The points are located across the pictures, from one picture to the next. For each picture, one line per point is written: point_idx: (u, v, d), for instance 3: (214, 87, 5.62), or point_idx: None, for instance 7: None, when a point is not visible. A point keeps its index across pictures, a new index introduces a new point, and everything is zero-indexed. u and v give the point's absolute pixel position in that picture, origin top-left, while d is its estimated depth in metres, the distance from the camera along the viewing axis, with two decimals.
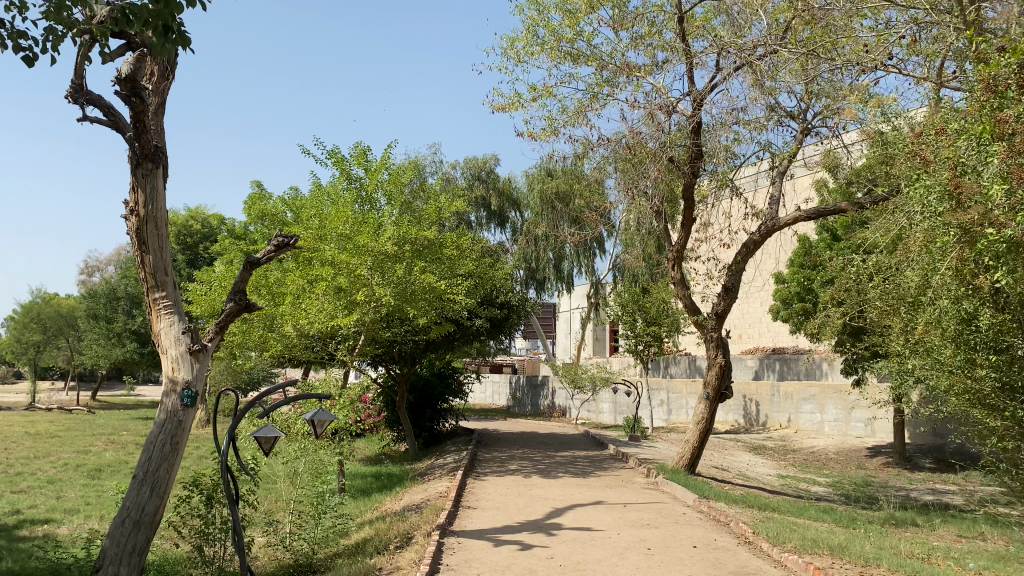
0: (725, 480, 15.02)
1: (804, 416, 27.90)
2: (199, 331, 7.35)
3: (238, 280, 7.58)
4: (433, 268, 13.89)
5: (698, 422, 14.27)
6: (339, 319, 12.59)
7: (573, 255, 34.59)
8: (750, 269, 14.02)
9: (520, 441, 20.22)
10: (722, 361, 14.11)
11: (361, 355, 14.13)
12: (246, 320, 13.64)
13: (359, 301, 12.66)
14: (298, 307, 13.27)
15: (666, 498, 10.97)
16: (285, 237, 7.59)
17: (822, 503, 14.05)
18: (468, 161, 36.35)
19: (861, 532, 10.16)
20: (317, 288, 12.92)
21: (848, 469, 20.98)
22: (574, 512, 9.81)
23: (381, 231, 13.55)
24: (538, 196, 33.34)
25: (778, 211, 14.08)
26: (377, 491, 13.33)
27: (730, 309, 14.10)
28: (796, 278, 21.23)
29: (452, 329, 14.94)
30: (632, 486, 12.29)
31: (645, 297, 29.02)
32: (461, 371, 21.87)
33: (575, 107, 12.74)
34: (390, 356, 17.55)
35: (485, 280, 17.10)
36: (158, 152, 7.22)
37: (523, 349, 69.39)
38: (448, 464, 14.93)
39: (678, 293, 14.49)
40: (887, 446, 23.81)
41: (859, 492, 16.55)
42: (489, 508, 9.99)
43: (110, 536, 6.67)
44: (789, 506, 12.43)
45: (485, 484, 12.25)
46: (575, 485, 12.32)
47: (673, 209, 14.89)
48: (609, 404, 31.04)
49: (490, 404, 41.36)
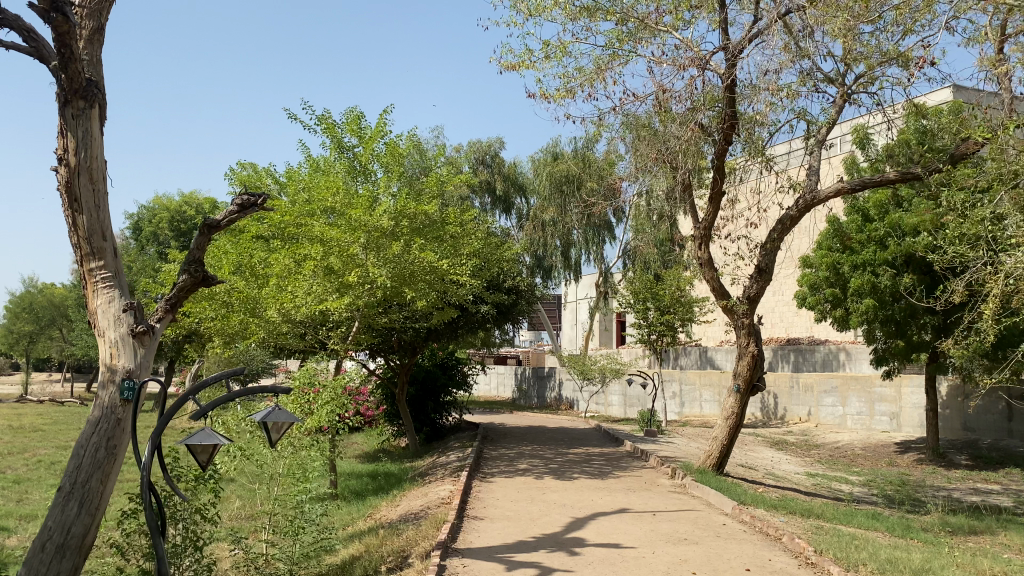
0: (755, 480, 13.66)
1: (825, 409, 26.52)
2: (145, 309, 5.99)
3: (193, 248, 6.22)
4: (433, 247, 12.52)
5: (728, 417, 12.91)
6: (328, 302, 11.16)
7: (581, 241, 33.17)
8: (785, 247, 12.65)
9: (528, 436, 18.93)
10: (755, 351, 12.77)
11: (356, 344, 12.76)
12: (222, 303, 12.08)
13: (352, 283, 11.25)
14: (283, 290, 11.73)
15: (700, 506, 9.63)
16: (256, 196, 6.25)
17: (866, 506, 12.69)
18: (473, 145, 34.95)
19: (928, 546, 8.81)
20: (305, 268, 11.51)
21: (879, 466, 19.62)
22: (598, 524, 8.45)
23: (378, 205, 12.16)
24: (546, 180, 32.06)
25: (817, 182, 12.65)
26: (373, 495, 11.97)
27: (762, 292, 12.76)
28: (825, 262, 19.79)
29: (456, 314, 13.60)
30: (657, 490, 10.94)
31: (658, 284, 27.63)
32: (465, 362, 20.54)
33: (593, 65, 11.25)
34: (389, 345, 16.23)
35: (491, 262, 15.69)
36: (93, 87, 5.88)
37: (527, 341, 67.97)
38: (451, 463, 13.59)
39: (705, 274, 13.06)
40: (917, 441, 22.46)
41: (899, 493, 15.17)
42: (500, 519, 8.65)
43: (27, 563, 5.32)
44: (833, 513, 11.07)
45: (493, 487, 10.91)
46: (593, 488, 11.00)
47: (700, 184, 13.44)
48: (618, 397, 29.62)
49: (494, 396, 40.02)
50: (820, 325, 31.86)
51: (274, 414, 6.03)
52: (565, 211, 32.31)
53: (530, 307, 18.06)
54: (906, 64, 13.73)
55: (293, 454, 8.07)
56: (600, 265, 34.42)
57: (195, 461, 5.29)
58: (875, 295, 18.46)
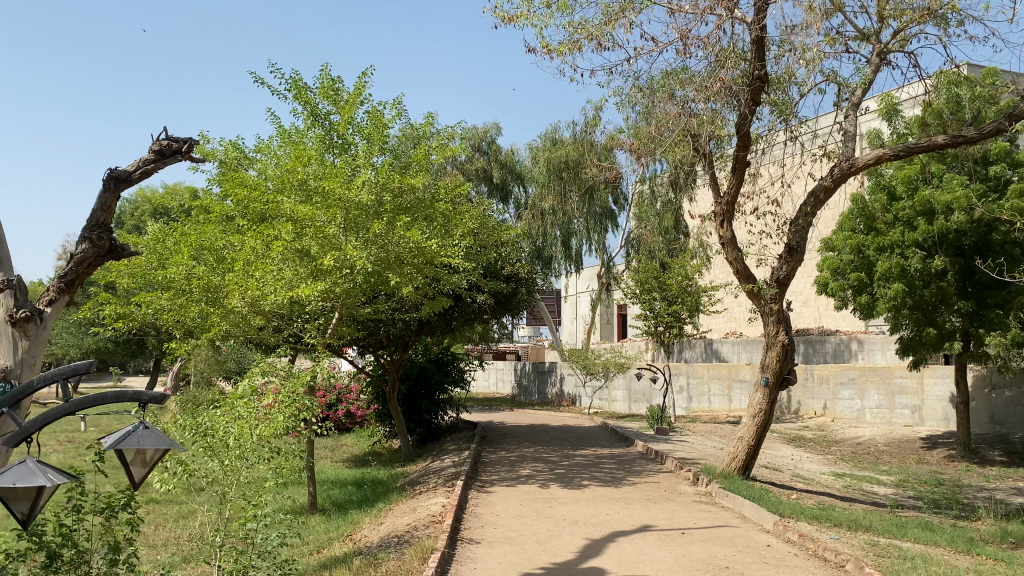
0: (784, 485, 12.27)
1: (841, 403, 25.08)
2: (26, 289, 4.52)
3: (94, 210, 4.77)
4: (422, 226, 11.07)
5: (755, 415, 11.52)
6: (300, 288, 9.71)
7: (583, 229, 31.52)
8: (818, 223, 11.25)
9: (530, 435, 17.53)
10: (785, 340, 11.37)
11: (337, 337, 11.35)
12: (180, 292, 10.57)
13: (326, 267, 9.79)
14: (249, 275, 10.25)
15: (735, 521, 8.24)
16: (184, 142, 4.84)
17: (911, 514, 11.30)
18: (468, 131, 33.39)
19: (1011, 569, 7.41)
20: (274, 251, 10.07)
21: (909, 464, 18.23)
22: (619, 548, 7.03)
23: (356, 177, 10.69)
24: (544, 167, 30.67)
25: (854, 148, 11.22)
26: (356, 509, 10.54)
27: (793, 274, 11.42)
28: (848, 244, 18.34)
29: (449, 302, 12.19)
30: (681, 501, 9.53)
31: (665, 274, 26.16)
32: (462, 357, 19.12)
33: (602, 14, 9.82)
34: (377, 339, 14.84)
35: (487, 245, 14.27)
36: None
37: (526, 336, 66.75)
38: (445, 470, 12.17)
39: (729, 255, 11.65)
40: (945, 435, 21.10)
41: (940, 495, 13.77)
42: (501, 543, 7.23)
43: None
44: (881, 523, 9.67)
45: (493, 500, 9.48)
46: (607, 499, 9.58)
47: (722, 154, 12.00)
48: (623, 392, 28.20)
49: (493, 392, 38.60)
50: (832, 314, 30.48)
51: (136, 442, 4.54)
52: (564, 199, 30.97)
53: (533, 297, 16.67)
54: (947, 19, 12.30)
55: (249, 469, 6.58)
56: (601, 255, 32.97)
57: (11, 509, 3.92)
58: (904, 279, 17.01)
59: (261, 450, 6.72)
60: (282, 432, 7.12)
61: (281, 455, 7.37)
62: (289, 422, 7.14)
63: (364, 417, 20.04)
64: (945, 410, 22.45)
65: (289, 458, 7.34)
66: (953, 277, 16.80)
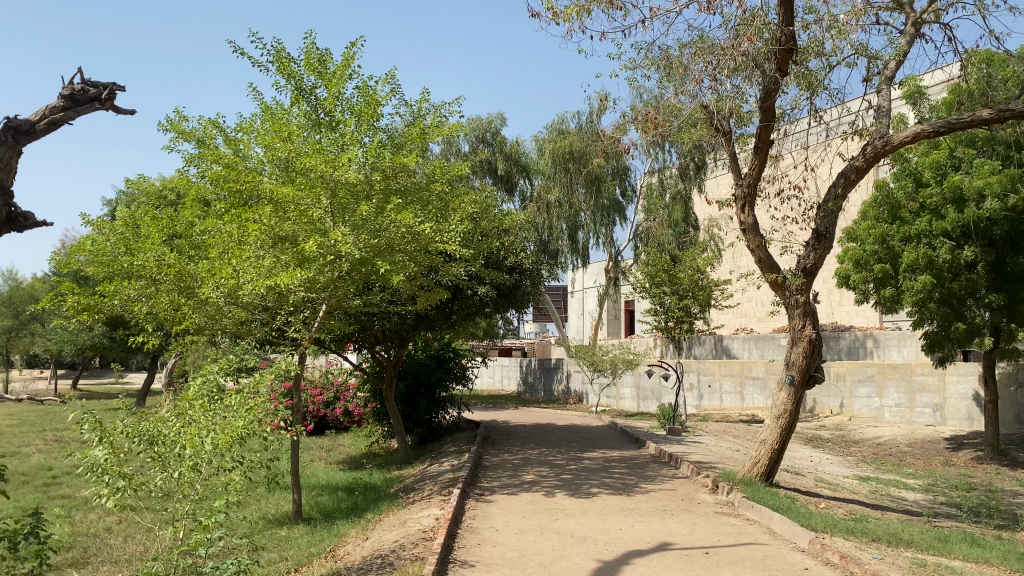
0: (809, 492, 11.34)
1: (859, 401, 24.07)
2: None
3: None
4: (415, 210, 10.11)
5: (778, 415, 10.61)
6: (279, 275, 8.80)
7: (589, 222, 30.40)
8: (847, 207, 10.32)
9: (535, 436, 16.60)
10: (813, 335, 10.44)
11: (323, 331, 10.43)
12: (150, 283, 9.64)
13: (308, 252, 8.88)
14: (226, 262, 9.36)
15: (763, 538, 7.33)
16: (108, 89, 4.13)
17: (950, 524, 10.34)
18: (472, 121, 32.50)
19: None
20: (252, 235, 9.18)
21: (934, 466, 17.26)
22: (635, 572, 6.13)
23: (345, 156, 9.77)
24: (549, 157, 29.79)
25: (888, 124, 10.26)
26: (344, 519, 9.65)
27: (821, 262, 10.48)
28: (870, 235, 17.37)
29: (447, 294, 11.29)
30: (700, 512, 8.63)
31: (676, 267, 25.19)
32: (464, 353, 18.20)
33: None
34: (371, 334, 13.95)
35: (488, 234, 13.33)
36: None
37: (532, 333, 65.89)
38: (441, 474, 11.27)
39: (750, 242, 10.72)
40: (970, 436, 20.10)
41: (975, 502, 12.79)
42: (499, 566, 6.33)
43: None
44: (922, 537, 8.74)
45: (494, 510, 8.60)
46: (618, 509, 8.67)
47: (744, 133, 11.07)
48: (631, 389, 27.27)
49: (498, 389, 37.64)
50: (848, 309, 29.43)
51: None
52: (571, 190, 30.06)
53: (539, 291, 15.66)
54: None
55: (205, 481, 5.79)
56: (609, 248, 32.01)
57: None
58: (931, 271, 16.00)
59: (220, 460, 5.92)
60: (246, 440, 6.27)
61: (243, 465, 6.56)
62: (253, 428, 6.32)
63: (362, 416, 19.13)
64: (969, 409, 21.46)
65: (252, 467, 6.55)
66: (983, 268, 15.83)
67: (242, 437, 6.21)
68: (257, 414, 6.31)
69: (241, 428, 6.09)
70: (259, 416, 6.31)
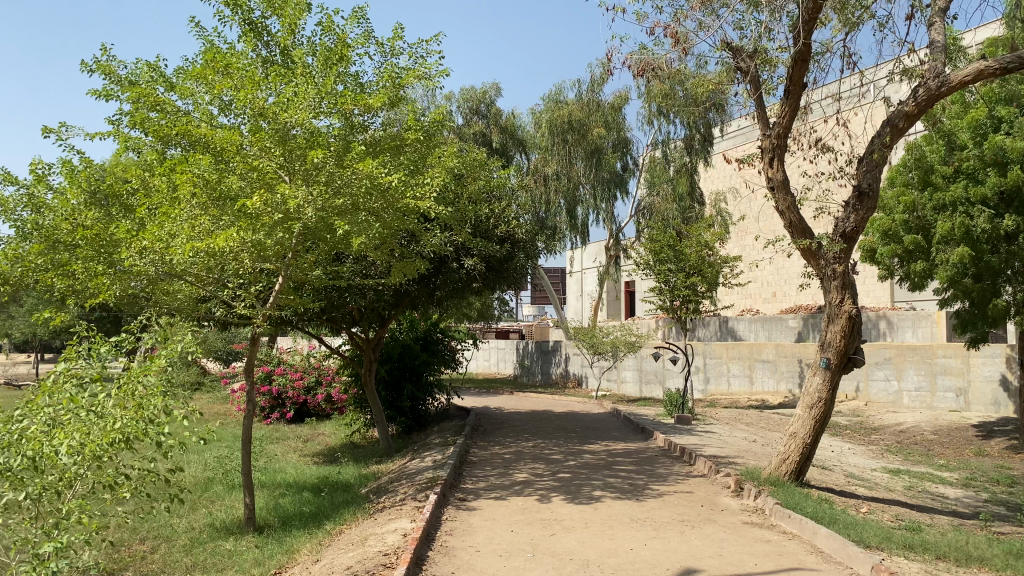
0: (843, 492, 9.83)
1: (876, 385, 22.61)
2: None
3: None
4: (385, 161, 8.57)
5: (812, 405, 9.12)
6: (215, 237, 7.34)
7: (589, 198, 28.79)
8: (894, 158, 8.80)
9: (531, 425, 15.11)
10: (853, 311, 8.91)
11: (282, 305, 8.94)
12: (68, 247, 8.18)
13: (252, 209, 7.39)
14: (157, 223, 7.90)
15: (811, 563, 5.88)
16: None
17: (1013, 532, 8.83)
18: (466, 93, 30.92)
19: None
20: (186, 188, 7.74)
21: (966, 456, 15.81)
22: None
23: (298, 94, 8.26)
24: (547, 129, 28.26)
25: (944, 60, 8.71)
26: (300, 529, 8.15)
27: (862, 226, 8.98)
28: (900, 202, 15.88)
29: (426, 265, 9.74)
30: (725, 524, 7.15)
31: (681, 243, 23.67)
32: (455, 335, 16.69)
33: None
34: (346, 313, 12.50)
35: (474, 199, 11.79)
36: None
37: (531, 316, 64.75)
38: (420, 474, 9.77)
39: (780, 198, 9.20)
40: (1000, 422, 18.65)
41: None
42: None
43: None
44: (990, 552, 7.24)
45: (475, 522, 7.11)
46: (627, 520, 7.19)
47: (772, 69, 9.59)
48: (633, 372, 25.84)
49: (495, 373, 36.19)
50: (861, 289, 27.90)
51: None
52: (570, 164, 28.43)
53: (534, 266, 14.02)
54: None
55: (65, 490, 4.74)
56: (610, 225, 30.42)
57: None
58: (968, 242, 14.41)
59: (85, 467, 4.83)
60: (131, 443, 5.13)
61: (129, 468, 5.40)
62: (141, 429, 5.17)
63: (344, 403, 17.64)
64: (995, 393, 19.99)
65: (143, 481, 5.43)
66: None
67: (124, 442, 5.06)
68: (146, 416, 5.23)
69: (120, 432, 5.01)
70: (147, 419, 5.21)
